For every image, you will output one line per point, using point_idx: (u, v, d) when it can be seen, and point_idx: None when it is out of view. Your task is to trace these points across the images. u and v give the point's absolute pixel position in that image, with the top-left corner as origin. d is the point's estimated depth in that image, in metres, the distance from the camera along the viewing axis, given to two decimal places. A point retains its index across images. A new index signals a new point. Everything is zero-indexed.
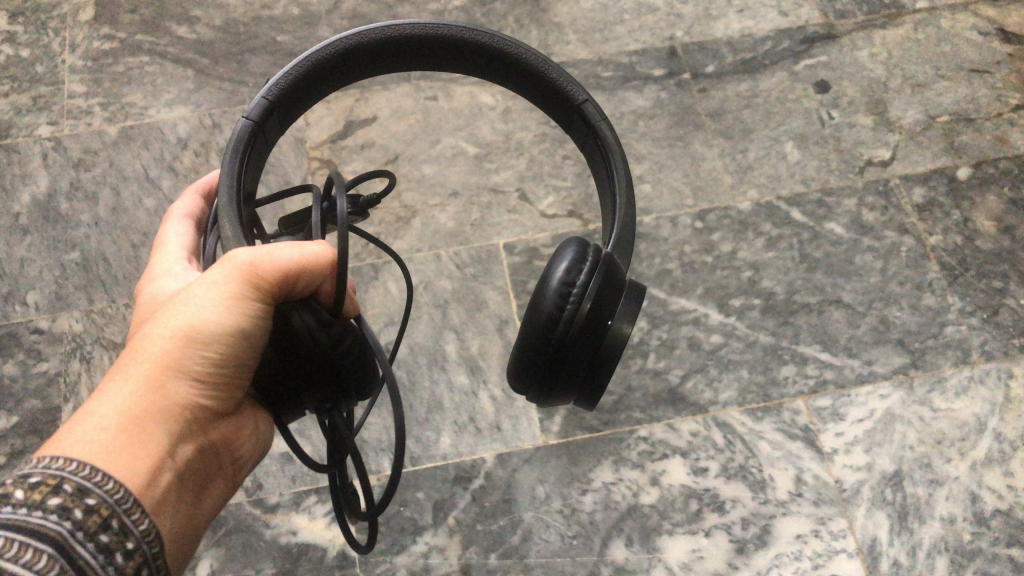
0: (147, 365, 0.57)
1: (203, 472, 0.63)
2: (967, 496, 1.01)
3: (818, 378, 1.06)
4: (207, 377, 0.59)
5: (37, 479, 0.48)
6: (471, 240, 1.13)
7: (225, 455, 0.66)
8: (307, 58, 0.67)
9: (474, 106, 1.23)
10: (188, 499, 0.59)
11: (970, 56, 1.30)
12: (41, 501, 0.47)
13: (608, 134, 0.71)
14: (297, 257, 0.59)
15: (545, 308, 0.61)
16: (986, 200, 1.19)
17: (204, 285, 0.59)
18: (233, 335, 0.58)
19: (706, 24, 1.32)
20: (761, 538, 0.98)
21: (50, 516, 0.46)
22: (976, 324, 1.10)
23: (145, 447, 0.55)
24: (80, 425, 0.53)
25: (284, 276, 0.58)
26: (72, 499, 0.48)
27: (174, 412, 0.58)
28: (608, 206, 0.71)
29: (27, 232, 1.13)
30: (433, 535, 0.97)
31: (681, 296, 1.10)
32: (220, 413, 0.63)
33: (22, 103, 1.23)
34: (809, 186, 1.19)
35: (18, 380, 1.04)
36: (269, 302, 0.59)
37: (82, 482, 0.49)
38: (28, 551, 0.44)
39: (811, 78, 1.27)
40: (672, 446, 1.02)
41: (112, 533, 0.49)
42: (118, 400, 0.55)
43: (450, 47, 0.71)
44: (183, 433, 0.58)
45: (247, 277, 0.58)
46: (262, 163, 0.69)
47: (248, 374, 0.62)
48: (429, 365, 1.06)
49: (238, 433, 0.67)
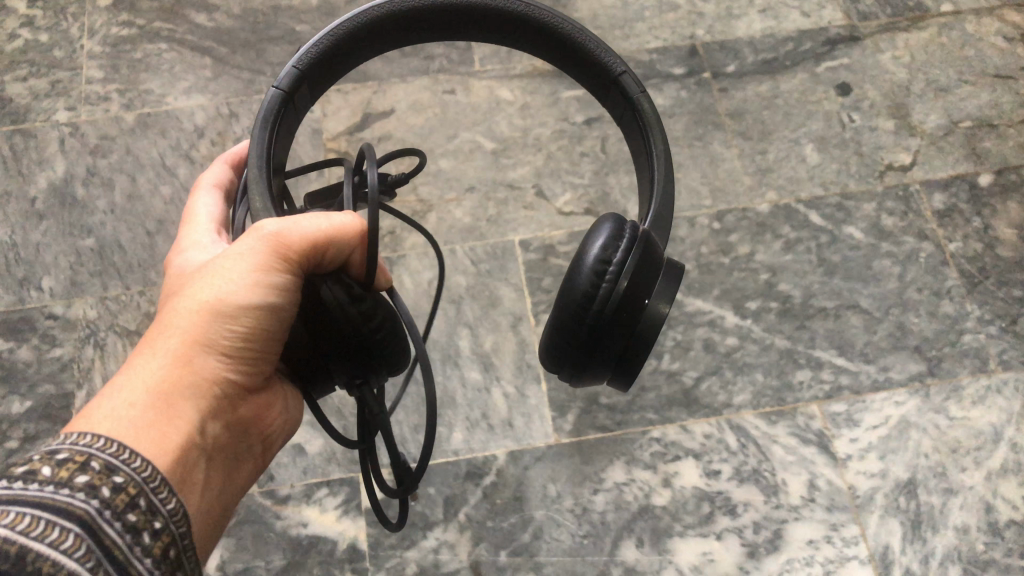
0: (175, 340, 0.57)
1: (231, 448, 0.63)
2: (981, 506, 1.00)
3: (833, 383, 1.06)
4: (235, 351, 0.59)
5: (65, 455, 0.47)
6: (487, 235, 1.13)
7: (255, 431, 0.66)
8: (339, 27, 0.66)
9: (492, 101, 1.22)
10: (217, 476, 0.59)
11: (994, 61, 1.28)
12: (69, 478, 0.45)
13: (646, 105, 0.69)
14: (325, 227, 0.58)
15: (578, 288, 0.61)
16: (1007, 207, 1.17)
17: (231, 258, 0.58)
18: (260, 308, 0.58)
19: (727, 24, 1.30)
20: (773, 542, 0.97)
21: (78, 493, 0.44)
22: (994, 333, 1.09)
23: (172, 424, 0.54)
24: (109, 399, 0.53)
25: (311, 247, 0.57)
26: (99, 478, 0.46)
27: (203, 387, 0.58)
28: (646, 181, 0.69)
29: (43, 217, 1.13)
30: (443, 531, 0.97)
31: (697, 297, 1.10)
32: (248, 389, 0.63)
33: (40, 88, 1.22)
34: (828, 189, 1.18)
35: (32, 365, 1.04)
36: (297, 274, 0.58)
37: (109, 460, 0.48)
38: (55, 530, 0.42)
39: (833, 81, 1.26)
40: (686, 448, 1.02)
41: (140, 512, 0.48)
42: (147, 376, 0.55)
43: (485, 17, 0.70)
44: (212, 409, 0.58)
45: (274, 247, 0.57)
46: (292, 134, 0.68)
47: (276, 347, 0.62)
48: (442, 361, 1.05)
49: (267, 409, 0.67)
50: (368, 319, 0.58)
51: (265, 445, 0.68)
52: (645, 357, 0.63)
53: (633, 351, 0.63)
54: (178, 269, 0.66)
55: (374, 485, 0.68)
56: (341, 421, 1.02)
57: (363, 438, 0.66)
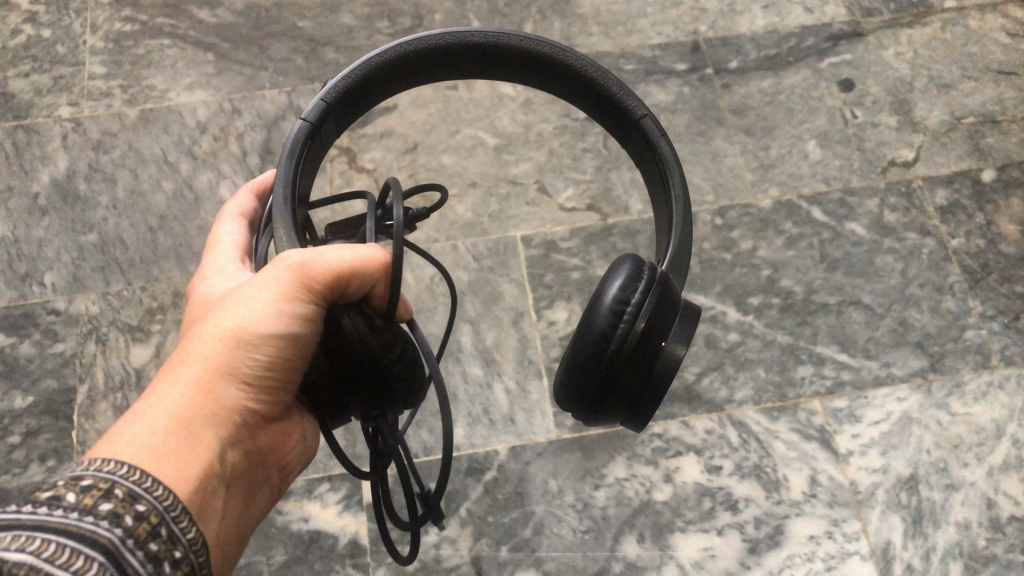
0: (197, 368, 0.58)
1: (250, 476, 0.62)
2: (983, 502, 1.00)
3: (835, 379, 1.06)
4: (256, 381, 0.59)
5: (89, 481, 0.47)
6: (489, 231, 1.13)
7: (273, 461, 0.66)
8: (365, 62, 0.66)
9: (495, 97, 1.22)
10: (232, 505, 0.59)
11: (998, 56, 1.28)
12: (92, 506, 0.45)
13: (667, 151, 0.68)
14: (349, 259, 0.58)
15: (596, 330, 0.60)
16: (1010, 203, 1.17)
17: (256, 287, 0.59)
18: (283, 338, 0.58)
19: (730, 19, 1.30)
20: (774, 538, 0.97)
21: (101, 522, 0.45)
22: (997, 329, 1.09)
23: (193, 453, 0.54)
24: (132, 425, 0.53)
25: (335, 277, 0.58)
26: (123, 504, 0.46)
27: (224, 415, 0.58)
28: (664, 229, 0.68)
29: (46, 213, 1.13)
30: (445, 525, 0.97)
31: (699, 293, 1.10)
32: (267, 419, 0.63)
33: (43, 83, 1.23)
34: (831, 185, 1.17)
35: (34, 360, 1.04)
36: (320, 305, 0.59)
37: (132, 487, 0.48)
38: (79, 557, 0.43)
39: (836, 77, 1.26)
40: (687, 444, 1.02)
41: (160, 541, 0.47)
42: (169, 403, 0.55)
43: (506, 56, 0.69)
44: (232, 438, 0.58)
45: (299, 276, 0.57)
46: (318, 163, 0.68)
47: (298, 379, 0.62)
48: (444, 356, 1.05)
49: (285, 439, 0.67)
50: (386, 350, 0.57)
51: (283, 474, 0.68)
52: (662, 400, 0.63)
53: (649, 392, 0.62)
54: (202, 296, 0.66)
55: (387, 516, 0.67)
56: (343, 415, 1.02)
57: (375, 467, 0.65)
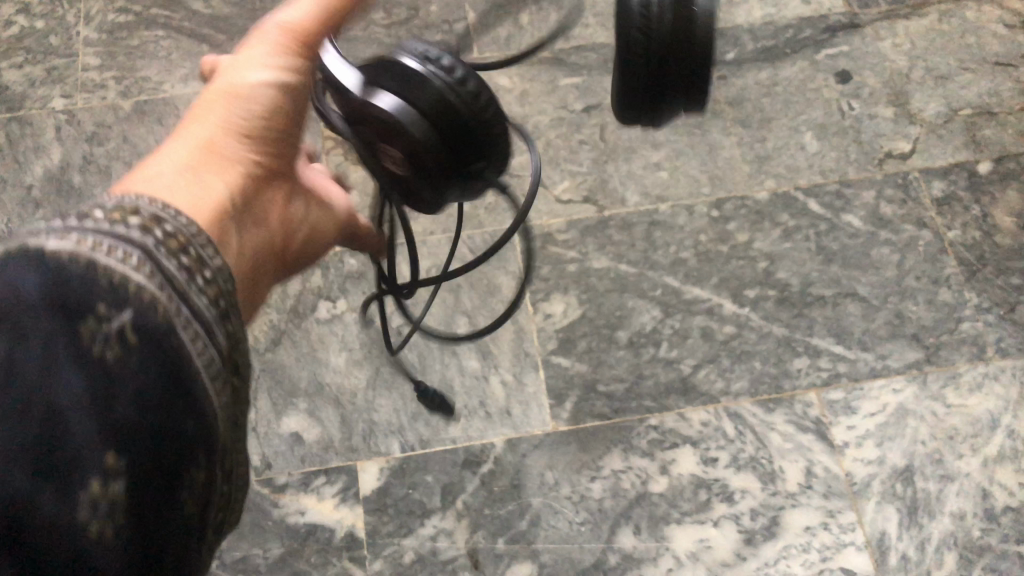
0: (198, 132, 0.58)
1: (257, 260, 0.63)
2: (978, 492, 1.00)
3: (831, 371, 1.06)
4: (260, 138, 0.60)
5: (113, 202, 0.44)
6: (485, 224, 1.12)
7: (277, 251, 0.67)
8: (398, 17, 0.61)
9: (491, 88, 1.22)
10: (245, 254, 0.60)
11: (995, 48, 1.28)
12: (119, 221, 0.41)
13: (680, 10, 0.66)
14: (329, 4, 0.60)
15: (622, 130, 0.59)
16: (1006, 195, 1.17)
17: (252, 49, 0.60)
18: (280, 89, 0.59)
19: (727, 11, 1.30)
20: (770, 529, 0.98)
21: (130, 231, 0.41)
22: (992, 321, 1.09)
23: (216, 179, 0.56)
24: (145, 174, 0.53)
25: (321, 35, 0.60)
26: (152, 222, 0.43)
27: (229, 166, 0.58)
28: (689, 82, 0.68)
29: (39, 206, 1.13)
30: (441, 518, 0.97)
31: (696, 285, 1.10)
32: (268, 184, 0.64)
33: (36, 75, 1.22)
34: (828, 177, 1.17)
35: None
36: (310, 60, 0.61)
37: (155, 213, 0.45)
38: (119, 255, 0.38)
39: (833, 68, 1.25)
40: (683, 435, 1.02)
41: (192, 260, 0.43)
42: (176, 157, 0.56)
43: None
44: (241, 186, 0.59)
45: (291, 34, 0.60)
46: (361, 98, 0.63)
47: (293, 149, 0.63)
48: (440, 349, 1.05)
49: (290, 228, 0.68)
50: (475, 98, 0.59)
51: (285, 259, 0.69)
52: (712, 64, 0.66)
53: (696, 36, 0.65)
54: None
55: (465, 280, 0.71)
56: (338, 409, 1.02)
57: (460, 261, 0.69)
